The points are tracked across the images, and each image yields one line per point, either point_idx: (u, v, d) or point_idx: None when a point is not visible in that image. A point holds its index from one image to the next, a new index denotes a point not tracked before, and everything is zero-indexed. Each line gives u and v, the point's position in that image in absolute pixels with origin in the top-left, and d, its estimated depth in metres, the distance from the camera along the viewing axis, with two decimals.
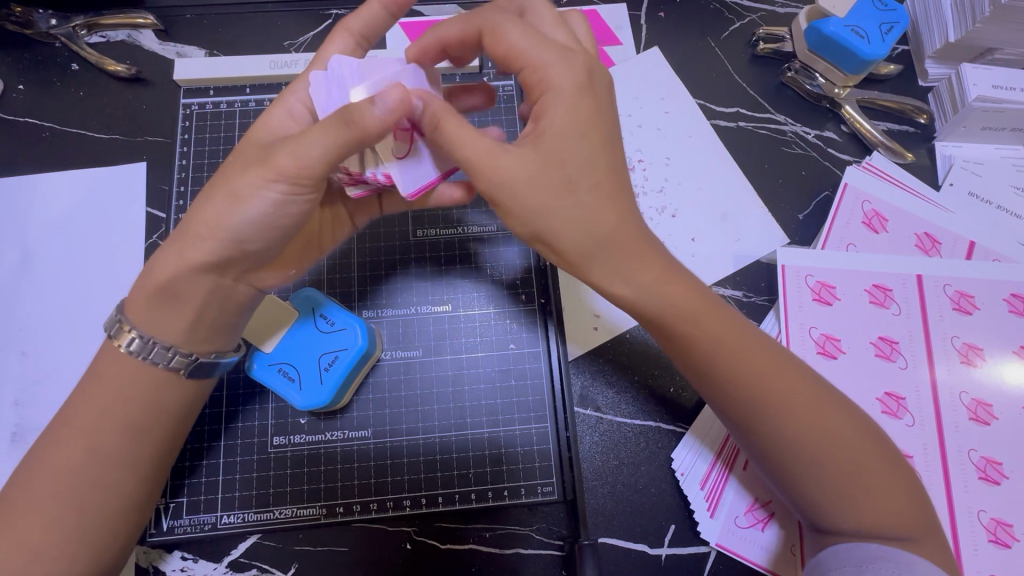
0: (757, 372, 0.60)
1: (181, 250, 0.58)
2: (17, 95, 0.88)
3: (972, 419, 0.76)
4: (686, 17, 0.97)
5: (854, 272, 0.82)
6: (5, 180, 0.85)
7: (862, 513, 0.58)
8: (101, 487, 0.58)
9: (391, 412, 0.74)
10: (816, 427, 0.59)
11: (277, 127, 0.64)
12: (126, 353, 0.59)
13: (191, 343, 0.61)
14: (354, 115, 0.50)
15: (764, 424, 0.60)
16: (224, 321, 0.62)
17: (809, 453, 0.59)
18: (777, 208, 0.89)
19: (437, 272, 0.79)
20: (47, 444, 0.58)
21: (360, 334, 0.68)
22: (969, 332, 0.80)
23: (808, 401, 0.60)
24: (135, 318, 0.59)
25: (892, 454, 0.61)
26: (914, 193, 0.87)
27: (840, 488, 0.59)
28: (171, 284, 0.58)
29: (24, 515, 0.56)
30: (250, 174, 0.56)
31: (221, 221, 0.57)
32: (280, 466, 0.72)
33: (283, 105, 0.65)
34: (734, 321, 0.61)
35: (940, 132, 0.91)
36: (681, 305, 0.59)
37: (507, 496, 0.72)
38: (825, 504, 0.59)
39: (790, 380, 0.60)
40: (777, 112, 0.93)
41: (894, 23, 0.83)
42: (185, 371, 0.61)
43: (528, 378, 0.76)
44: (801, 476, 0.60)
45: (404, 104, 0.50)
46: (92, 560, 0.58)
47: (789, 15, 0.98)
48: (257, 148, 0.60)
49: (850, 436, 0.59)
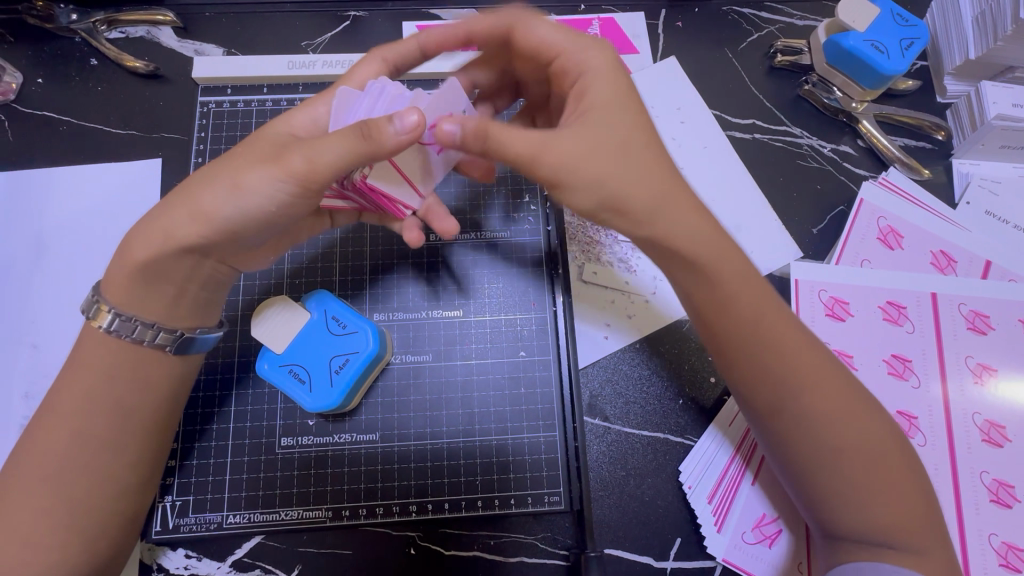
0: (786, 354, 0.60)
1: (167, 225, 0.59)
2: (36, 88, 0.88)
3: (985, 440, 0.75)
4: (704, 27, 0.97)
5: (868, 289, 0.81)
6: (20, 172, 0.85)
7: (876, 512, 0.58)
8: (97, 477, 0.59)
9: (399, 416, 0.73)
10: (840, 413, 0.59)
11: (296, 127, 0.66)
12: (107, 333, 0.60)
13: (175, 319, 0.63)
14: (372, 129, 0.51)
15: (788, 409, 0.59)
16: (203, 298, 0.65)
17: (830, 442, 0.59)
18: (790, 220, 0.88)
19: (451, 279, 0.79)
20: (46, 433, 0.58)
21: (371, 338, 0.67)
22: (982, 352, 0.79)
23: (836, 385, 0.60)
24: (114, 297, 0.61)
25: (909, 456, 0.60)
26: (930, 210, 0.86)
27: (857, 482, 0.58)
28: (155, 262, 0.59)
29: (21, 503, 0.57)
30: (260, 172, 0.57)
31: (218, 209, 0.58)
32: (287, 467, 0.71)
33: (307, 111, 0.67)
34: (771, 307, 0.61)
35: (957, 149, 0.90)
36: (733, 269, 0.60)
37: (513, 504, 0.72)
38: (839, 500, 0.59)
39: (819, 363, 0.60)
40: (793, 125, 0.93)
41: (915, 39, 0.82)
42: (171, 346, 0.62)
43: (537, 387, 0.76)
44: (817, 468, 0.59)
45: (422, 129, 0.52)
46: (88, 551, 0.58)
47: (808, 28, 0.97)
48: (270, 143, 0.61)
49: (875, 435, 0.59)
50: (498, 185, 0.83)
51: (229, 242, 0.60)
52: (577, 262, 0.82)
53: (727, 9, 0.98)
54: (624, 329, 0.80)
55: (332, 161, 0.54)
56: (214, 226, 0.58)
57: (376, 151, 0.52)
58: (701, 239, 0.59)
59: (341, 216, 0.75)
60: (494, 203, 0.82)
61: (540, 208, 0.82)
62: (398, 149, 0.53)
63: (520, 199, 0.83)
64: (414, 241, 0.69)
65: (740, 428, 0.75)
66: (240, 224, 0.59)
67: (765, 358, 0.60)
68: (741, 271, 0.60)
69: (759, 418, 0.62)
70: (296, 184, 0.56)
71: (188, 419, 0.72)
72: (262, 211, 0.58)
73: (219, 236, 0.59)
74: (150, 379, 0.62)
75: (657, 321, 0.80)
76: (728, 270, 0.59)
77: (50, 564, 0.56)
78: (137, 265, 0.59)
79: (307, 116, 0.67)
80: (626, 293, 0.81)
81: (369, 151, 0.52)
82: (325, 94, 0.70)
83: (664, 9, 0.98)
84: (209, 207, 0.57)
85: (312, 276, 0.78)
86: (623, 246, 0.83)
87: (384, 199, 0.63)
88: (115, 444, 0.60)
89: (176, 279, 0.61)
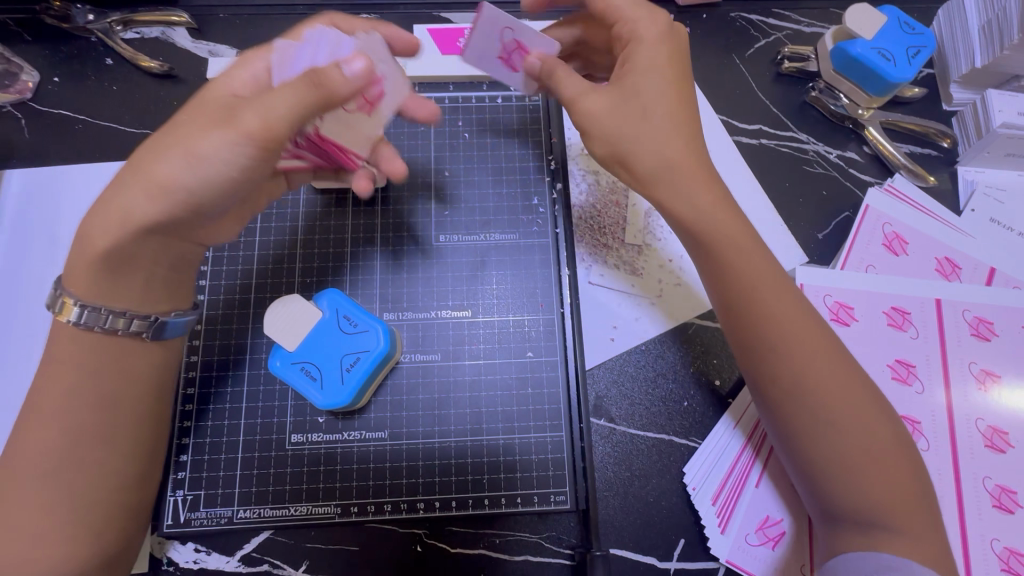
0: (794, 332, 0.62)
1: (123, 205, 0.57)
2: (52, 87, 0.90)
3: (987, 446, 0.76)
4: (712, 33, 0.98)
5: (873, 294, 0.82)
6: (35, 169, 0.86)
7: (873, 492, 0.59)
8: (97, 471, 0.60)
9: (407, 415, 0.74)
10: (842, 392, 0.61)
11: (236, 88, 0.63)
12: (75, 326, 0.61)
13: (147, 305, 0.64)
14: (323, 78, 0.54)
15: (795, 385, 0.61)
16: (172, 279, 0.66)
17: (831, 421, 0.61)
18: (796, 226, 0.89)
19: (459, 278, 0.80)
20: (52, 427, 0.59)
21: (382, 337, 0.68)
22: (986, 358, 0.80)
23: (840, 366, 0.62)
24: (77, 289, 0.61)
25: (904, 444, 0.62)
26: (935, 217, 0.87)
27: (856, 462, 0.60)
28: (121, 249, 0.58)
29: (20, 497, 0.58)
30: (213, 135, 0.56)
31: (174, 178, 0.57)
32: (297, 463, 0.72)
33: (246, 68, 0.64)
34: (780, 288, 0.64)
35: (963, 156, 0.90)
36: (738, 245, 0.63)
37: (519, 503, 0.73)
38: (839, 481, 0.60)
39: (824, 342, 0.63)
40: (800, 131, 0.93)
41: (921, 47, 0.83)
42: (148, 333, 0.63)
43: (545, 387, 0.76)
44: (819, 448, 0.61)
45: (370, 74, 0.55)
46: (93, 545, 0.59)
47: (815, 35, 0.98)
48: (218, 103, 0.60)
49: (873, 417, 0.61)
50: (507, 188, 0.84)
51: (192, 219, 0.60)
52: (584, 264, 0.83)
53: (735, 16, 0.99)
54: (632, 330, 0.81)
55: (287, 113, 0.55)
56: (173, 197, 0.57)
57: (331, 97, 0.55)
58: (710, 204, 0.63)
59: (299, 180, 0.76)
60: (503, 205, 0.83)
61: (548, 210, 0.83)
62: (349, 96, 0.55)
63: (529, 201, 0.83)
64: (365, 188, 0.72)
65: (745, 431, 0.76)
66: (200, 193, 0.58)
67: (770, 337, 0.62)
68: (754, 244, 0.65)
69: (765, 395, 0.64)
70: (255, 146, 0.56)
71: (199, 415, 0.73)
72: (226, 177, 0.57)
73: (183, 212, 0.59)
74: (133, 369, 0.63)
75: (685, 305, 0.82)
76: (740, 241, 0.64)
77: (55, 556, 0.57)
78: (100, 255, 0.59)
79: (246, 73, 0.64)
80: (634, 295, 0.82)
81: (324, 98, 0.54)
82: (262, 49, 0.67)
83: (673, 14, 0.99)
84: (164, 177, 0.57)
85: (322, 275, 0.79)
86: (630, 249, 0.84)
87: (338, 152, 0.67)
88: (112, 439, 0.61)
89: (145, 263, 0.62)
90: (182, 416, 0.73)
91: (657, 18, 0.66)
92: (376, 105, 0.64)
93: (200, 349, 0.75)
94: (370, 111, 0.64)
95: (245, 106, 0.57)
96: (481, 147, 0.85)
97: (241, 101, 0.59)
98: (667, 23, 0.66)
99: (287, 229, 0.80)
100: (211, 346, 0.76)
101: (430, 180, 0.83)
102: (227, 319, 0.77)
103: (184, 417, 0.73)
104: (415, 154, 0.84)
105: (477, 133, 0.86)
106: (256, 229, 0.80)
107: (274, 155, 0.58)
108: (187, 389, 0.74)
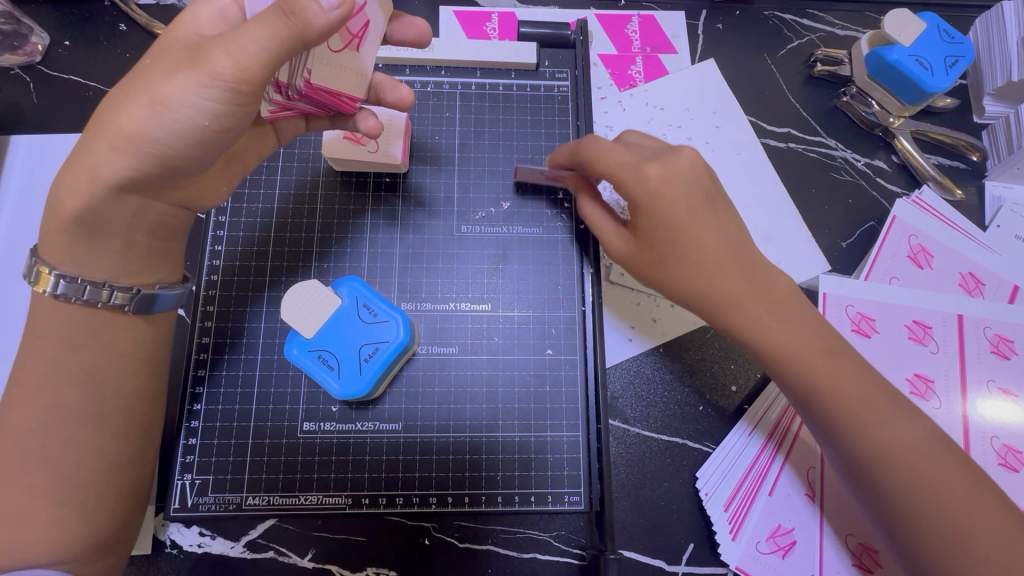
0: (853, 393, 0.63)
1: (92, 163, 0.55)
2: (62, 50, 0.86)
3: (1001, 464, 0.76)
4: (745, 29, 0.96)
5: (894, 305, 0.81)
6: (42, 135, 0.83)
7: (981, 560, 0.57)
8: (90, 450, 0.59)
9: (423, 408, 0.73)
10: (905, 441, 0.61)
11: (203, 26, 0.60)
12: (53, 297, 0.59)
13: (129, 277, 0.62)
14: (296, 9, 0.48)
15: (860, 442, 0.62)
16: (155, 247, 0.63)
17: (909, 485, 0.60)
18: (820, 233, 0.88)
19: (480, 274, 0.78)
20: (43, 402, 0.58)
21: (402, 328, 0.67)
22: (1003, 377, 0.79)
23: (907, 423, 0.62)
24: (53, 258, 0.59)
25: (989, 496, 0.60)
26: (960, 231, 0.86)
27: (935, 517, 0.59)
28: (92, 211, 0.57)
29: (14, 471, 0.57)
30: (181, 78, 0.53)
31: (142, 128, 0.54)
32: (308, 452, 0.71)
33: (210, 3, 0.61)
34: (834, 346, 0.66)
35: (991, 171, 0.89)
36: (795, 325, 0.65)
37: (532, 503, 0.71)
38: (940, 553, 0.58)
39: (889, 411, 0.63)
40: (828, 136, 0.92)
41: (960, 57, 0.81)
42: (130, 307, 0.61)
43: (562, 386, 0.75)
44: (896, 508, 0.60)
45: (350, 3, 0.49)
46: (85, 524, 0.58)
47: (848, 38, 0.96)
48: (183, 47, 0.57)
49: (949, 476, 0.60)
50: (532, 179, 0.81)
51: (166, 174, 0.58)
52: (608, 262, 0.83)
53: (769, 14, 0.96)
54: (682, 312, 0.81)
55: (258, 53, 0.50)
56: (140, 149, 0.55)
57: (307, 32, 0.49)
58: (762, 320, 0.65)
59: (285, 130, 0.73)
60: (528, 197, 0.81)
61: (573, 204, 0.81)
62: (330, 30, 0.50)
63: (554, 194, 0.81)
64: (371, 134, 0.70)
65: (770, 421, 0.76)
66: (172, 145, 0.55)
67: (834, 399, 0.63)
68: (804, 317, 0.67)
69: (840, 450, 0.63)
70: (222, 88, 0.53)
71: (208, 399, 0.71)
72: (196, 126, 0.55)
73: (152, 166, 0.56)
74: (120, 346, 0.61)
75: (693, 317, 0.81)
76: (786, 321, 0.65)
77: (44, 533, 0.56)
78: (70, 218, 0.57)
79: (211, 8, 0.61)
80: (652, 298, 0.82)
81: (298, 33, 0.49)
82: None
83: (705, 9, 0.97)
84: (130, 128, 0.54)
85: (341, 261, 0.77)
86: None
87: (330, 99, 0.62)
88: (105, 418, 0.60)
89: (120, 230, 0.59)
90: (192, 397, 0.71)
91: (646, 174, 0.63)
92: (362, 40, 0.58)
93: (211, 330, 0.74)
94: (358, 47, 0.59)
95: (211, 44, 0.53)
96: (509, 138, 0.83)
97: (204, 39, 0.56)
98: (662, 169, 0.63)
99: (305, 210, 0.78)
100: (222, 328, 0.74)
101: (453, 166, 0.81)
102: (240, 301, 0.75)
103: (193, 399, 0.71)
104: (438, 140, 0.82)
105: (503, 123, 0.83)
106: (273, 208, 0.78)
107: (246, 100, 0.55)
108: (197, 370, 0.72)
